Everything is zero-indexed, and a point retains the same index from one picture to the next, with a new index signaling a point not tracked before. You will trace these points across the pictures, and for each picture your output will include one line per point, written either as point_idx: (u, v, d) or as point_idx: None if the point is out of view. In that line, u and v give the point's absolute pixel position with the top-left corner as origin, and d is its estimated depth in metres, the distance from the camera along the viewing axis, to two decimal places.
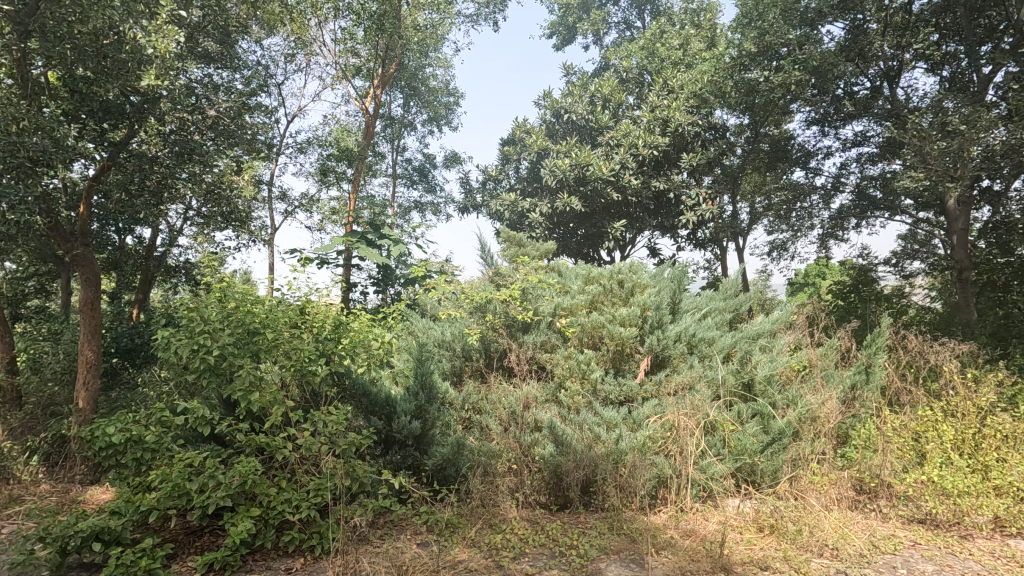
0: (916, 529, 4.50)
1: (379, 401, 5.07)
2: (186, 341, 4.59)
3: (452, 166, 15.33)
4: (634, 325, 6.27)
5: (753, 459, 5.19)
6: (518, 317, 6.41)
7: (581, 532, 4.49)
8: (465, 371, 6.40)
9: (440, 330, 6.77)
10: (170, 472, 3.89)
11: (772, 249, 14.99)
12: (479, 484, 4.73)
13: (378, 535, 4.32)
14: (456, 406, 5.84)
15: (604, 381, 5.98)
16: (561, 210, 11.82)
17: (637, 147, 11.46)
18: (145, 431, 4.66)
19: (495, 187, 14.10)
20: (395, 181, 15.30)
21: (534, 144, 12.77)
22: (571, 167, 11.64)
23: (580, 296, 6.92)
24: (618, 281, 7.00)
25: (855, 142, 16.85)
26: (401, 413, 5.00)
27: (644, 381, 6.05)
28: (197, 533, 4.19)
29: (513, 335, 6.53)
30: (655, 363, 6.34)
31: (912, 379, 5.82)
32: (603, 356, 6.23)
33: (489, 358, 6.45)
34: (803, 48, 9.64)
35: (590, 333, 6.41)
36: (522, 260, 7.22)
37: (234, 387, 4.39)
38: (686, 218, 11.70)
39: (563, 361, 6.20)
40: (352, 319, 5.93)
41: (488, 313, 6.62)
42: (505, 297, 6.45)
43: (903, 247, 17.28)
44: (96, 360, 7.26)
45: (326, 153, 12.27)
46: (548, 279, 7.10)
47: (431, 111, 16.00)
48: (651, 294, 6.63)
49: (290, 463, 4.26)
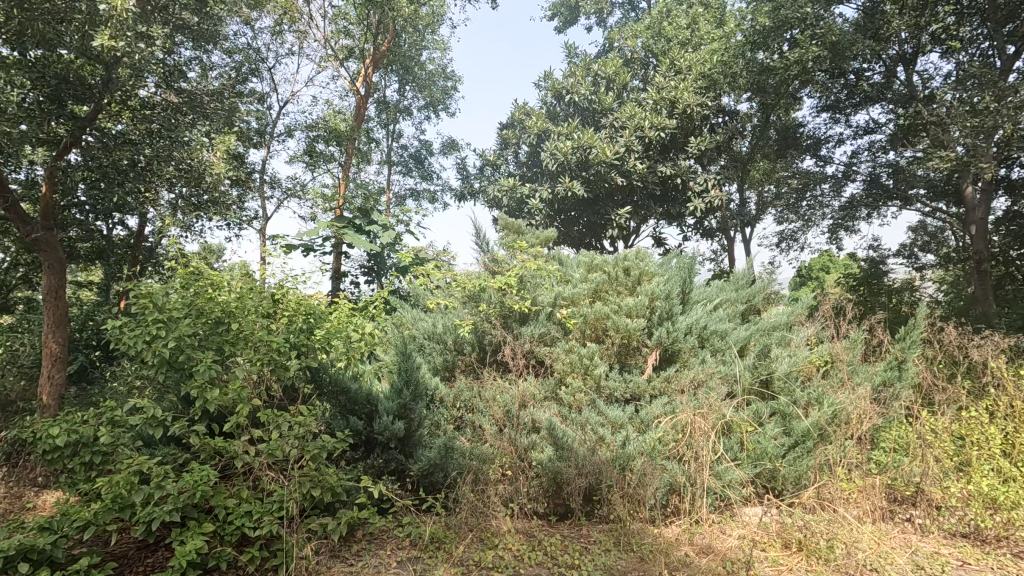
0: (963, 546, 4.00)
1: (360, 399, 4.57)
2: (137, 332, 4.05)
3: (449, 152, 14.78)
4: (641, 317, 5.75)
5: (774, 465, 4.69)
6: (515, 307, 5.88)
7: (584, 548, 3.99)
8: (456, 366, 5.90)
9: (431, 321, 6.26)
10: (113, 481, 3.37)
11: (780, 240, 14.41)
12: (470, 493, 4.23)
13: (355, 552, 3.82)
14: (447, 404, 5.36)
15: (609, 377, 5.48)
16: (562, 196, 11.30)
17: (643, 129, 10.85)
18: (95, 432, 4.14)
19: (494, 173, 13.55)
20: (389, 168, 14.79)
21: (533, 125, 12.28)
22: (573, 149, 11.08)
23: (583, 285, 6.40)
24: (624, 269, 6.45)
25: (867, 130, 16.29)
26: (384, 412, 4.51)
27: (651, 378, 5.56)
28: (146, 550, 3.66)
29: (510, 327, 6.02)
30: (664, 358, 5.83)
31: (947, 377, 5.32)
32: (606, 349, 5.72)
33: (484, 352, 5.95)
34: (820, 23, 9.06)
35: (593, 324, 5.91)
36: (520, 246, 6.67)
37: (191, 384, 3.86)
38: (694, 205, 11.16)
39: (564, 355, 5.69)
40: (333, 309, 5.41)
41: (482, 303, 6.08)
42: (501, 285, 5.93)
43: (913, 239, 16.78)
44: (61, 352, 6.95)
45: (316, 136, 11.72)
46: (548, 267, 6.57)
47: (427, 96, 15.45)
48: (659, 283, 6.11)
49: (253, 470, 3.75)
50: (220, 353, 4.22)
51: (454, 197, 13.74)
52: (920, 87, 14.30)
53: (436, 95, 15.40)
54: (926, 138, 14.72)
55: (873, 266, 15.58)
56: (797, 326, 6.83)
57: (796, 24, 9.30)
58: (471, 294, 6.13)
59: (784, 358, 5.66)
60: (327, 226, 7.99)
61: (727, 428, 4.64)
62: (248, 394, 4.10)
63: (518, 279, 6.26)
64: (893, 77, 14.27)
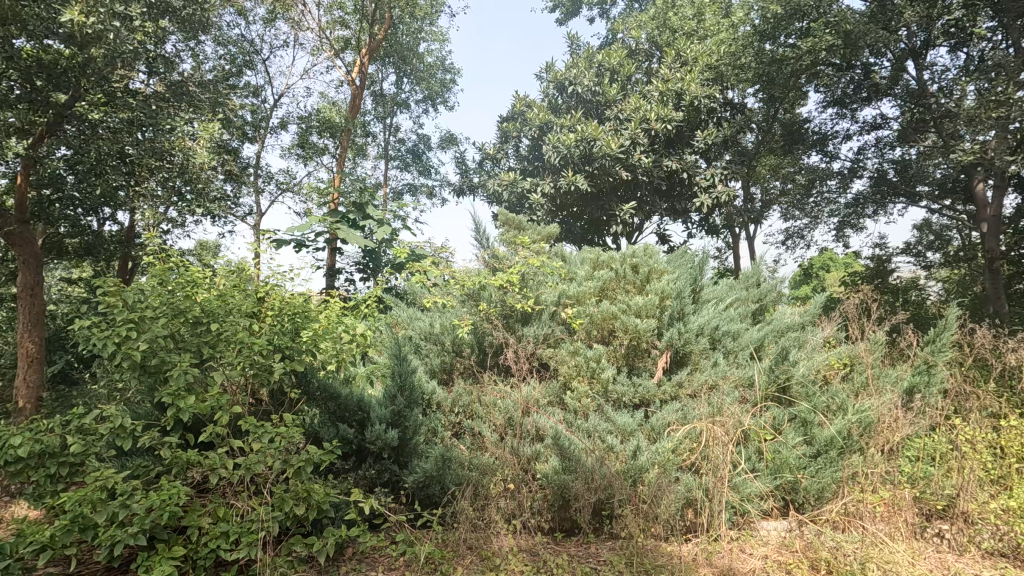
0: (1004, 568, 3.71)
1: (350, 405, 4.25)
2: (105, 333, 3.69)
3: (447, 146, 14.43)
4: (651, 317, 5.43)
5: (795, 476, 4.39)
6: (518, 306, 5.55)
7: (595, 569, 3.68)
8: (455, 368, 5.55)
9: (428, 320, 5.93)
10: (74, 499, 3.02)
11: (787, 237, 14.07)
12: (470, 509, 3.91)
13: (344, 574, 3.50)
14: (445, 409, 5.03)
15: (617, 381, 5.16)
16: (564, 190, 10.94)
17: (649, 121, 10.46)
18: (60, 441, 3.78)
19: (493, 167, 13.19)
20: (386, 162, 14.43)
21: (535, 117, 11.92)
22: (576, 142, 10.71)
23: (587, 283, 6.06)
24: (631, 266, 6.12)
25: (874, 125, 15.99)
26: (378, 420, 4.17)
27: (662, 381, 5.25)
28: (114, 573, 3.31)
29: (511, 327, 5.69)
30: (674, 361, 5.52)
31: (975, 382, 5.02)
32: (614, 351, 5.40)
33: (484, 354, 5.61)
34: (834, 11, 8.76)
35: (600, 325, 5.57)
36: (522, 241, 6.34)
37: (165, 391, 3.52)
38: (700, 201, 10.84)
39: (569, 358, 5.37)
40: (324, 308, 5.06)
41: (482, 301, 5.74)
42: (503, 282, 5.59)
43: (919, 237, 16.49)
44: (38, 353, 6.68)
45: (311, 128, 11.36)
46: (552, 264, 6.23)
47: (425, 88, 15.08)
48: (669, 280, 5.78)
49: (231, 486, 3.40)
50: (199, 355, 3.89)
51: (452, 191, 13.38)
52: (930, 81, 14.00)
53: (435, 87, 15.03)
54: (936, 134, 14.43)
55: (879, 264, 15.29)
56: (811, 327, 6.53)
57: (809, 13, 9.01)
58: (470, 291, 5.77)
59: (802, 360, 5.35)
60: (317, 220, 7.55)
61: (747, 435, 4.34)
62: (228, 401, 3.76)
63: (520, 276, 5.92)
64: (903, 70, 13.96)
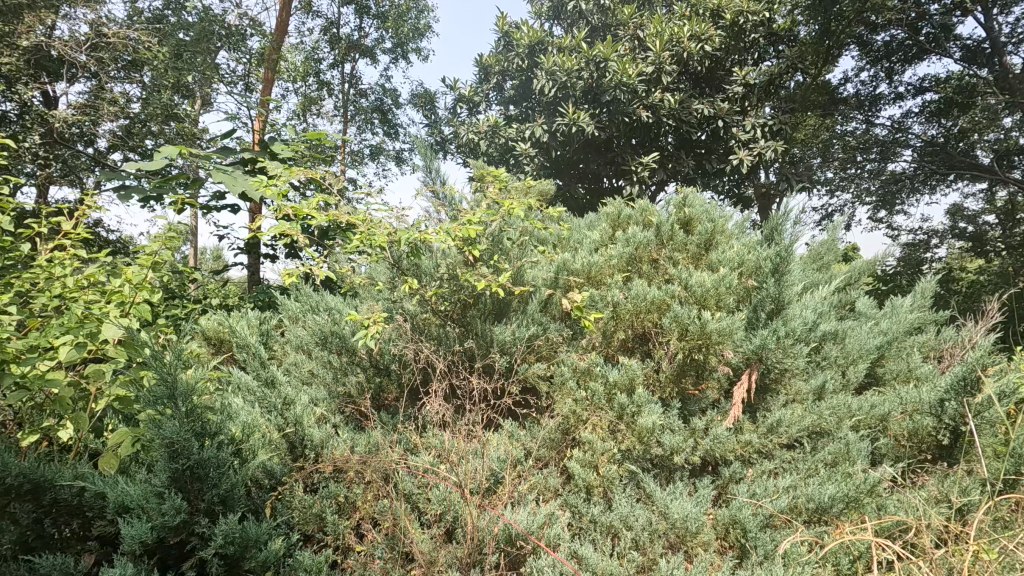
0: None
1: (76, 510, 1.84)
2: None
3: (419, 101, 11.95)
4: (721, 309, 3.05)
5: None
6: (483, 286, 3.08)
7: None
8: (375, 394, 3.18)
9: (336, 311, 3.51)
10: None
11: (825, 215, 11.67)
12: None
13: None
14: (345, 478, 2.70)
15: (664, 427, 2.79)
16: (563, 132, 8.57)
17: (679, 41, 8.29)
18: None
19: (470, 114, 10.69)
20: (343, 120, 11.87)
21: (525, 38, 9.53)
22: (580, 66, 8.40)
23: (606, 250, 3.67)
24: (678, 223, 3.72)
25: (918, 88, 13.76)
26: (124, 553, 1.71)
27: (742, 427, 2.92)
28: None
29: (473, 326, 3.27)
30: (759, 389, 3.15)
31: None
32: (655, 370, 3.07)
33: (424, 370, 3.20)
34: None
35: (628, 323, 3.23)
36: (501, 179, 3.97)
37: None
38: (739, 157, 8.49)
39: (575, 386, 2.99)
40: (90, 286, 2.52)
41: (417, 276, 3.29)
42: (457, 242, 3.13)
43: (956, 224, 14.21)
44: None
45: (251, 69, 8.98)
46: (547, 221, 3.84)
47: (391, 31, 12.48)
48: (748, 242, 3.41)
49: None
50: None
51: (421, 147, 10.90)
52: (1001, 32, 11.90)
53: (406, 30, 12.45)
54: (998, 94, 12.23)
55: (916, 254, 13.13)
56: (943, 331, 4.23)
57: None
58: (398, 259, 3.30)
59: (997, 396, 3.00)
60: (170, 149, 4.50)
61: (952, 553, 2.05)
62: None
63: (493, 234, 3.45)
64: (970, 14, 11.81)
